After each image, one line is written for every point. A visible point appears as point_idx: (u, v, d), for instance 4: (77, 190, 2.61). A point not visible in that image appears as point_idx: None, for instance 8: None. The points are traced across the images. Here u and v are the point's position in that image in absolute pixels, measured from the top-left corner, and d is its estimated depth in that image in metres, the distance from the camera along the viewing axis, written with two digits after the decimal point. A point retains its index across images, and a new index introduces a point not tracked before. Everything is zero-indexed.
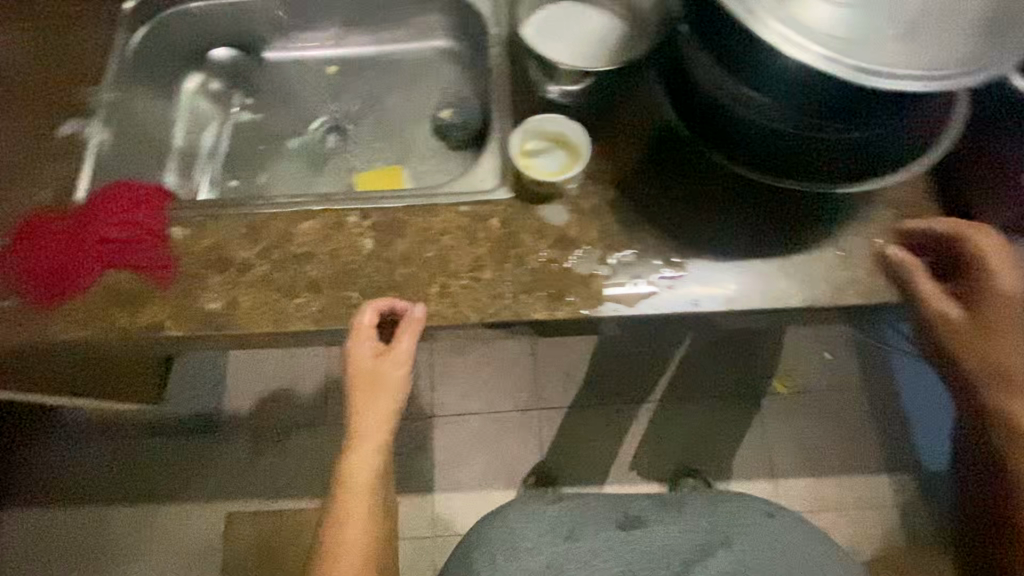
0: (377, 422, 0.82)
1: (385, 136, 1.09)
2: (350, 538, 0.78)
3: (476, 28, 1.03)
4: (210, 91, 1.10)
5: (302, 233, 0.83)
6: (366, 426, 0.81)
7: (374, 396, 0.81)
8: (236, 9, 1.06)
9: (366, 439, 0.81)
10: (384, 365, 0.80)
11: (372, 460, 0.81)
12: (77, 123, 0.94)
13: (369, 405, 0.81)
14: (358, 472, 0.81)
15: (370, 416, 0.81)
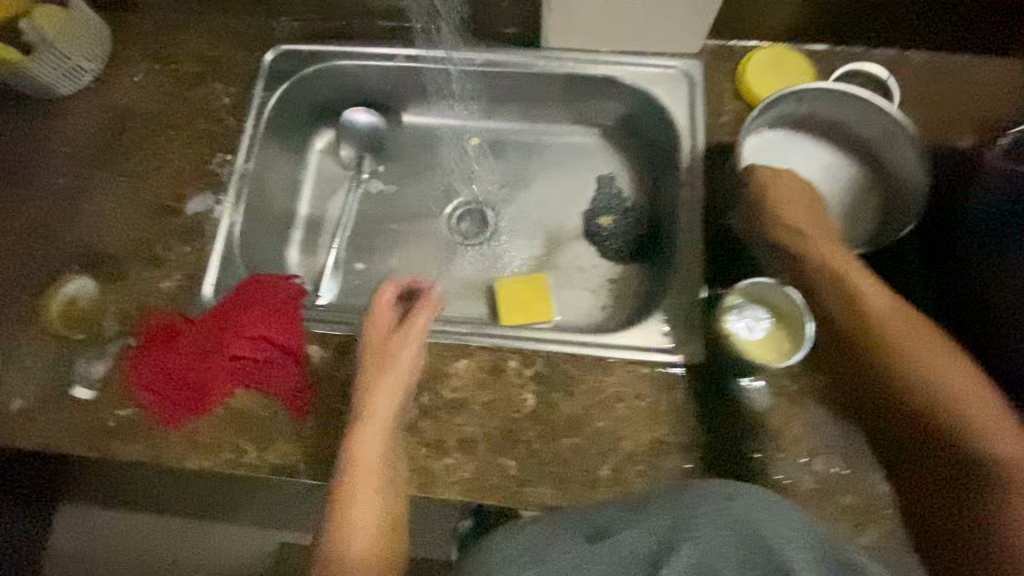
0: (390, 428, 0.67)
1: (528, 229, 0.97)
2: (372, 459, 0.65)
3: (657, 133, 0.89)
4: (341, 154, 0.98)
5: (456, 376, 0.73)
6: (374, 424, 0.67)
7: (385, 392, 0.68)
8: (380, 71, 0.93)
9: (367, 457, 0.65)
10: (410, 352, 0.72)
11: (375, 446, 0.66)
12: (204, 200, 0.82)
13: (360, 443, 0.66)
14: (357, 478, 0.64)
15: (380, 407, 0.68)
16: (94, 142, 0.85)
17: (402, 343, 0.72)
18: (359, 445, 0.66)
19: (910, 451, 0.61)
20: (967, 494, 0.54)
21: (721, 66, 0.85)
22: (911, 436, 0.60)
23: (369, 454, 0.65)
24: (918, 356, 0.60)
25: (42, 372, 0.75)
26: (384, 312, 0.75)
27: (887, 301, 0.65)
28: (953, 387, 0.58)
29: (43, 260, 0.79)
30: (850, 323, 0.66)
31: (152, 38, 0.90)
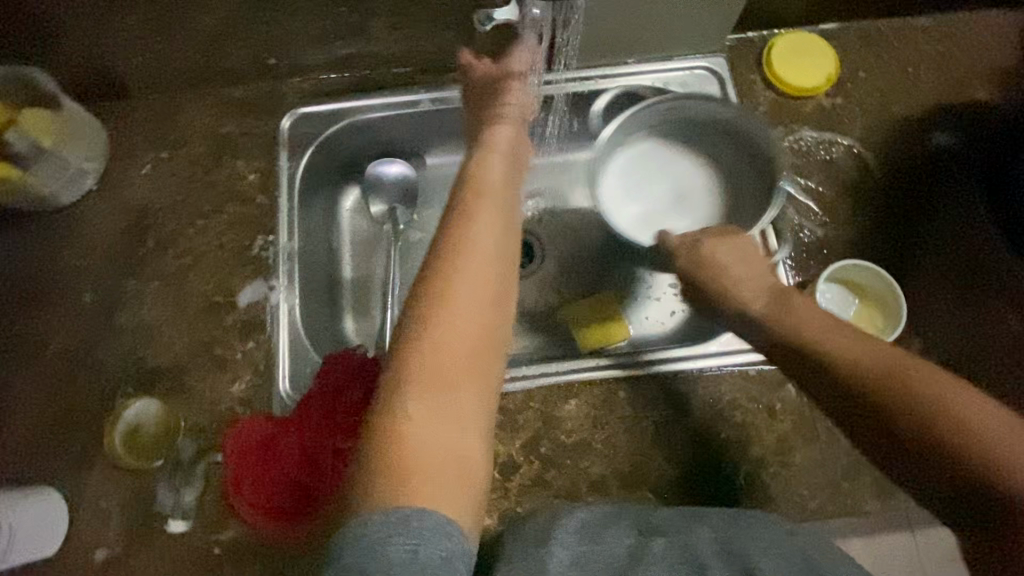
0: (471, 324, 0.48)
1: (580, 249, 0.94)
2: (435, 378, 0.45)
3: (692, 134, 0.89)
4: (370, 209, 0.93)
5: (567, 417, 0.71)
6: (455, 303, 0.48)
7: (462, 278, 0.49)
8: (399, 120, 0.88)
9: (447, 322, 0.47)
10: (492, 228, 0.53)
11: (446, 338, 0.47)
12: (256, 288, 0.77)
13: (456, 295, 0.48)
14: (426, 357, 0.46)
15: (464, 281, 0.49)
16: (115, 248, 0.78)
17: (476, 221, 0.52)
18: (439, 316, 0.47)
19: (912, 479, 0.48)
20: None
21: (745, 59, 0.86)
22: (935, 474, 0.46)
23: (439, 336, 0.46)
24: (987, 421, 0.45)
25: (121, 511, 0.68)
26: (497, 185, 0.58)
27: (808, 314, 0.58)
28: (941, 400, 0.46)
29: (94, 388, 0.73)
30: (869, 377, 0.50)
31: (151, 125, 0.84)
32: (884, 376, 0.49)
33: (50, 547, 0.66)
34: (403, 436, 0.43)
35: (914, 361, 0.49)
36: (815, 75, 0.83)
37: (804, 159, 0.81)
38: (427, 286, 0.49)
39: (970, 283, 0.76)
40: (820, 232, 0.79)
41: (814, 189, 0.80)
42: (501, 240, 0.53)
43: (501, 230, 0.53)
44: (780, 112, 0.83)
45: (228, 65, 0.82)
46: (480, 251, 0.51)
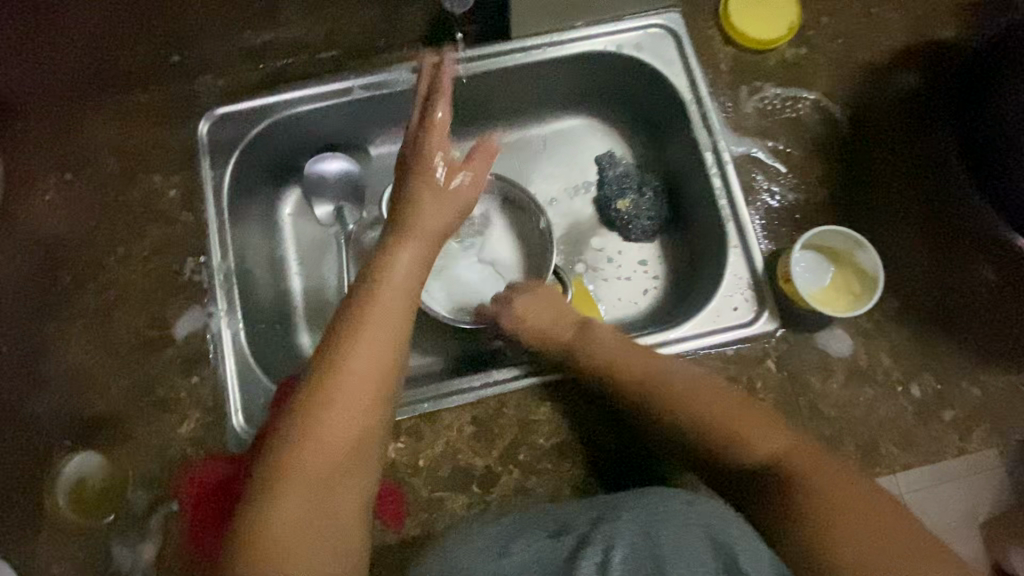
0: (350, 409, 0.53)
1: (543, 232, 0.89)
2: (306, 466, 0.51)
3: (649, 99, 0.84)
4: (314, 212, 0.87)
5: (542, 420, 0.68)
6: (328, 412, 0.52)
7: (333, 397, 0.53)
8: (331, 112, 0.80)
9: (324, 430, 0.52)
10: (375, 322, 0.57)
11: (311, 450, 0.51)
12: (193, 317, 0.70)
13: (320, 426, 0.52)
14: (296, 457, 0.51)
15: (355, 359, 0.54)
16: (27, 288, 0.70)
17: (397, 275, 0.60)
18: (331, 385, 0.53)
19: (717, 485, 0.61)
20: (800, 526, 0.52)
21: (702, 12, 0.80)
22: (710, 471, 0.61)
23: (315, 436, 0.52)
24: (749, 426, 0.60)
25: (76, 573, 0.63)
26: (393, 278, 0.60)
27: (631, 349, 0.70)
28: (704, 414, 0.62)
29: (27, 446, 0.66)
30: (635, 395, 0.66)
31: (50, 144, 0.74)
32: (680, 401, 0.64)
33: None
34: (262, 526, 0.49)
35: (705, 393, 0.64)
36: (778, 23, 0.77)
37: (772, 118, 0.76)
38: (302, 414, 0.53)
39: (936, 227, 0.74)
40: (792, 196, 0.75)
41: (784, 151, 0.76)
42: (382, 333, 0.56)
43: (375, 366, 0.55)
44: (742, 69, 0.78)
45: (126, 67, 0.72)
46: (349, 417, 0.53)
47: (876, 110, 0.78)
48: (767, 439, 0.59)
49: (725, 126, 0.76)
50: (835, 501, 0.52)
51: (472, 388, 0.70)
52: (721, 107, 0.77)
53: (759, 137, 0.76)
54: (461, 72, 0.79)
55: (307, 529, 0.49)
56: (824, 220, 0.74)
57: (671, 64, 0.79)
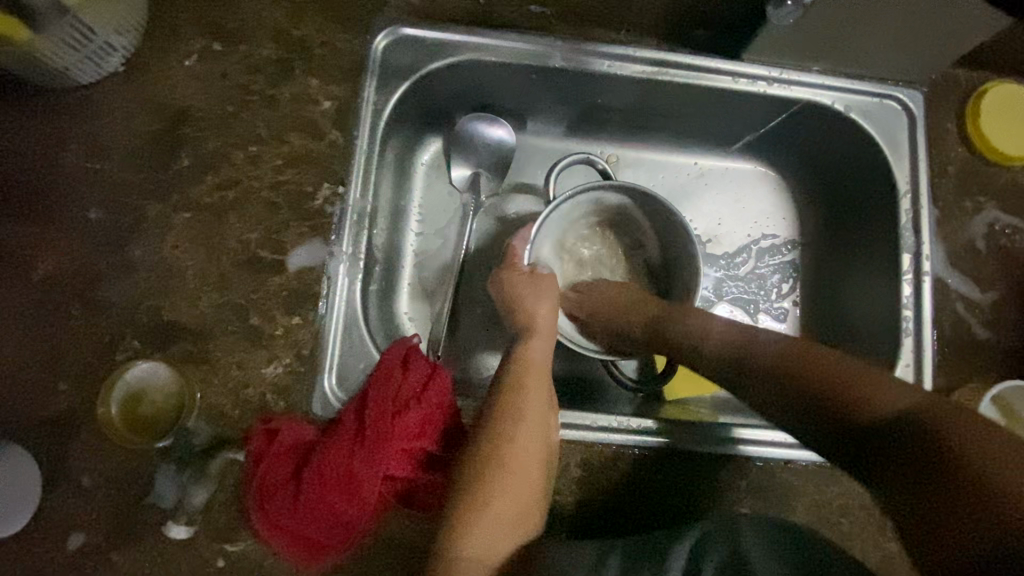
0: (538, 426, 0.56)
1: None
2: (514, 466, 0.53)
3: (849, 174, 0.76)
4: (448, 169, 0.78)
5: (656, 486, 0.61)
6: (511, 460, 0.54)
7: (512, 456, 0.54)
8: (519, 72, 0.70)
9: (518, 438, 0.54)
10: (538, 384, 0.59)
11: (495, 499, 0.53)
12: (313, 251, 0.61)
13: (501, 479, 0.53)
14: (504, 453, 0.54)
15: (534, 382, 0.58)
16: (138, 158, 0.61)
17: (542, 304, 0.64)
18: (521, 401, 0.57)
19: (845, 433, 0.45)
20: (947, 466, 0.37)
21: (946, 101, 0.71)
22: (836, 429, 0.46)
23: (515, 439, 0.54)
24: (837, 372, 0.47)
25: (109, 492, 0.55)
26: (545, 350, 0.61)
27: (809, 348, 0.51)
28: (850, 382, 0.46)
29: (89, 335, 0.57)
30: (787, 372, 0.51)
31: (206, 2, 0.64)
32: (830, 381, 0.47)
33: (14, 525, 0.53)
34: (477, 512, 0.52)
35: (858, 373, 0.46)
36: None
37: (982, 242, 0.69)
38: (477, 463, 0.54)
39: None
40: (981, 330, 0.67)
41: (983, 279, 0.68)
42: (541, 398, 0.58)
43: (541, 432, 0.56)
44: (969, 177, 0.70)
45: None
46: (520, 464, 0.54)
47: None
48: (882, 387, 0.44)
49: (933, 233, 0.69)
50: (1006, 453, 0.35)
51: (588, 425, 0.62)
52: (934, 212, 0.69)
53: (962, 255, 0.69)
54: (672, 77, 0.70)
55: (508, 521, 0.53)
56: (1008, 368, 0.67)
57: (896, 147, 0.70)
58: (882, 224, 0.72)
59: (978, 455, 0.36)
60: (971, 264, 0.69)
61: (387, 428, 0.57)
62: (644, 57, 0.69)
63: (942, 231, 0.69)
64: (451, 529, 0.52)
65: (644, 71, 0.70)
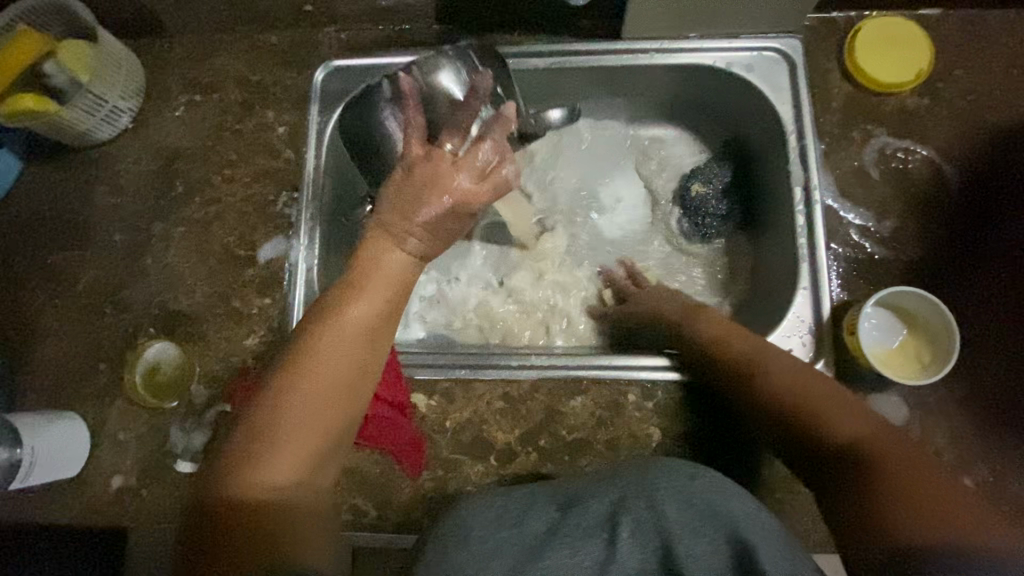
0: (349, 357, 0.54)
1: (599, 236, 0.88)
2: (311, 394, 0.52)
3: (749, 122, 0.81)
4: None
5: (571, 415, 0.69)
6: (310, 386, 0.52)
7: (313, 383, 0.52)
8: None
9: (322, 366, 0.53)
10: (367, 313, 0.56)
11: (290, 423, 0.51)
12: (276, 245, 0.76)
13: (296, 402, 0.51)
14: (308, 379, 0.52)
15: (357, 311, 0.55)
16: (145, 190, 0.79)
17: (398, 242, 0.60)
18: (338, 326, 0.55)
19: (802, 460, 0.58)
20: (858, 496, 0.52)
21: (824, 43, 0.77)
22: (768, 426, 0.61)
23: (317, 366, 0.53)
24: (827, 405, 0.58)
25: (138, 442, 0.72)
26: (380, 283, 0.58)
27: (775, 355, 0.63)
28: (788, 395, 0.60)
29: (118, 326, 0.75)
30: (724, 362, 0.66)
31: (188, 66, 0.83)
32: (805, 412, 0.58)
33: (71, 471, 0.70)
34: (263, 439, 0.50)
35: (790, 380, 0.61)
36: (903, 67, 0.73)
37: (874, 166, 0.73)
38: (281, 385, 0.52)
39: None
40: (878, 248, 0.71)
41: (878, 200, 0.72)
42: (356, 339, 0.55)
43: (345, 364, 0.54)
44: (853, 109, 0.75)
45: (266, 7, 0.79)
46: (321, 396, 0.52)
47: (1000, 179, 0.71)
48: (842, 416, 0.56)
49: (821, 164, 0.73)
50: (906, 492, 0.50)
51: (507, 365, 0.71)
52: (820, 146, 0.74)
53: (854, 181, 0.73)
54: (564, 64, 0.80)
55: (293, 452, 0.51)
56: (910, 281, 0.70)
57: (777, 92, 0.76)
58: (776, 164, 0.77)
59: (886, 518, 0.50)
60: (866, 188, 0.72)
61: None
62: (537, 50, 0.80)
63: (831, 162, 0.73)
64: (248, 451, 0.50)
65: (540, 63, 0.80)
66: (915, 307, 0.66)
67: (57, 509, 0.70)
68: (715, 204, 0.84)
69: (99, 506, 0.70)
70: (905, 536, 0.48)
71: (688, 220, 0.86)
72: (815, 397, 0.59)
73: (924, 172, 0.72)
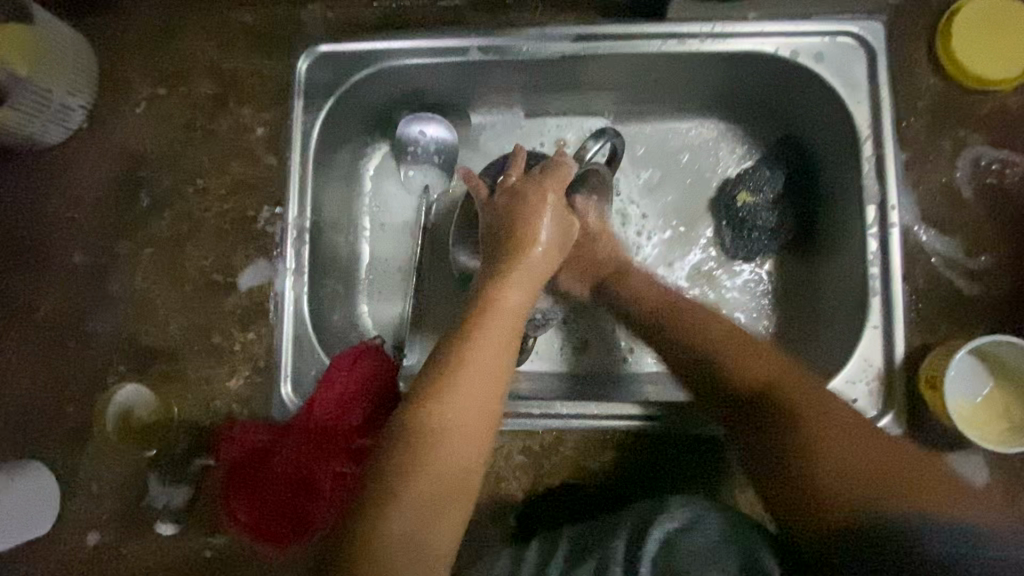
0: (499, 357, 0.51)
1: (633, 247, 0.76)
2: (473, 395, 0.49)
3: (812, 121, 0.68)
4: (394, 170, 0.77)
5: (601, 468, 0.62)
6: (467, 383, 0.49)
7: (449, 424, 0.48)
8: (440, 70, 0.69)
9: (479, 366, 0.50)
10: (518, 307, 0.54)
11: (438, 465, 0.47)
12: (259, 270, 0.66)
13: (440, 445, 0.48)
14: (463, 378, 0.49)
15: (513, 304, 0.53)
16: (105, 203, 0.68)
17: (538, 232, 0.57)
18: (490, 320, 0.52)
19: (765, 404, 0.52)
20: (814, 477, 0.47)
21: (909, 29, 0.64)
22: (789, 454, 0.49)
23: (476, 364, 0.50)
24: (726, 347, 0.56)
25: (112, 496, 0.64)
26: (507, 320, 0.53)
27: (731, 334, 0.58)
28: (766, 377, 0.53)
29: (84, 363, 0.66)
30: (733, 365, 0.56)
31: (147, 52, 0.70)
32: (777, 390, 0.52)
33: (39, 530, 0.62)
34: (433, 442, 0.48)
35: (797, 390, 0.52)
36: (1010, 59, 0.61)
37: (966, 183, 0.62)
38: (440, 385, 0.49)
39: None
40: (964, 281, 0.61)
41: (967, 224, 0.61)
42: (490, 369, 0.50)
43: (501, 361, 0.51)
44: (943, 110, 0.63)
45: None
46: (464, 437, 0.48)
47: None
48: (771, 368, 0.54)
49: (900, 178, 0.62)
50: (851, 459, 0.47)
51: (530, 414, 0.62)
52: (901, 156, 0.62)
53: (938, 200, 0.62)
54: (595, 51, 0.66)
55: (456, 455, 0.48)
56: (1000, 321, 0.60)
57: (853, 88, 0.63)
58: (844, 173, 0.65)
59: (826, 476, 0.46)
60: (953, 209, 0.61)
61: (330, 426, 0.63)
62: (562, 33, 0.66)
63: (913, 176, 0.62)
64: (411, 458, 0.47)
65: (566, 49, 0.67)
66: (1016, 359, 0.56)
67: (28, 570, 0.63)
68: (765, 216, 0.71)
69: (76, 565, 0.63)
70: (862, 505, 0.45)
71: (733, 234, 0.72)
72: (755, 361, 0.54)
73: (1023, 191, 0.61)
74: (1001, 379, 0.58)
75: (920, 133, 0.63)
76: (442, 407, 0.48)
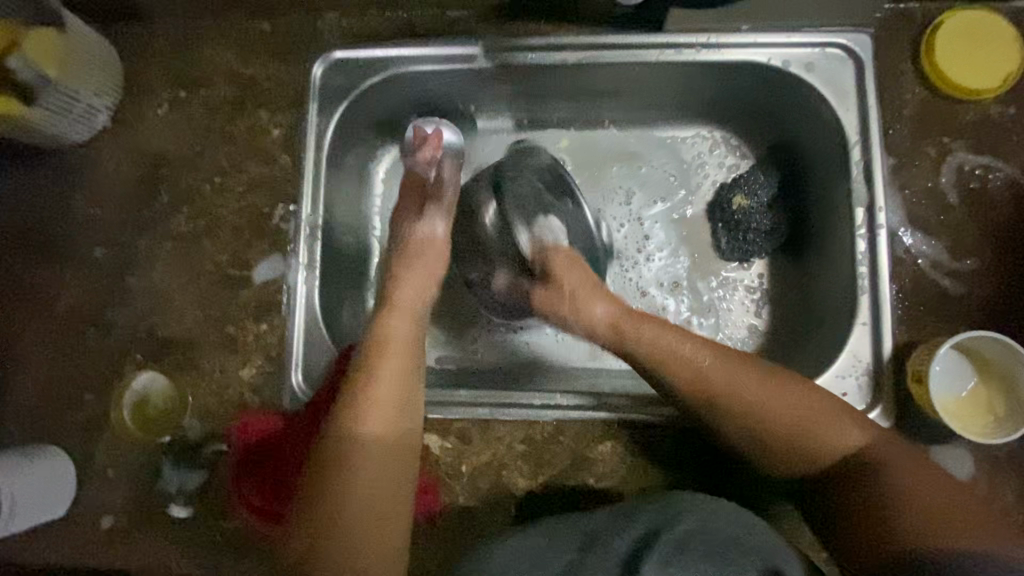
0: (393, 391, 0.58)
1: (632, 245, 0.79)
2: (372, 429, 0.56)
3: (802, 128, 0.72)
4: (404, 171, 0.80)
5: (598, 459, 0.64)
6: (367, 416, 0.57)
7: (361, 467, 0.55)
8: (448, 76, 0.73)
9: (373, 401, 0.57)
10: (399, 337, 0.61)
11: (345, 490, 0.55)
12: (273, 264, 0.69)
13: (355, 480, 0.55)
14: (360, 414, 0.56)
15: (397, 335, 0.61)
16: (127, 200, 0.71)
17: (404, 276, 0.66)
18: (377, 361, 0.59)
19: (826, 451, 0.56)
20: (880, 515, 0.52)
21: (895, 42, 0.67)
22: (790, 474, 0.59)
23: (370, 401, 0.57)
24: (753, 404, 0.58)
25: (127, 481, 0.66)
26: (398, 356, 0.60)
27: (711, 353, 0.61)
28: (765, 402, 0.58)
29: (103, 352, 0.69)
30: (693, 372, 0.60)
31: (170, 57, 0.73)
32: (752, 411, 0.58)
33: (56, 512, 0.65)
34: (338, 476, 0.55)
35: (797, 401, 0.58)
36: (992, 70, 0.64)
37: (950, 187, 0.64)
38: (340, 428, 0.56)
39: None
40: (948, 280, 0.63)
41: (951, 226, 0.64)
42: (394, 399, 0.58)
43: (393, 393, 0.58)
44: (928, 118, 0.66)
45: None
46: (364, 465, 0.55)
47: None
48: (843, 430, 0.56)
49: (887, 181, 0.65)
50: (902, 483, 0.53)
51: (532, 405, 0.65)
52: (887, 161, 0.65)
53: (923, 202, 0.64)
54: (595, 60, 0.70)
55: (371, 483, 0.55)
56: (983, 318, 0.62)
57: (841, 96, 0.66)
58: (834, 176, 0.68)
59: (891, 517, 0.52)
60: (938, 211, 0.64)
61: (338, 415, 0.65)
62: (564, 43, 0.70)
63: (899, 180, 0.65)
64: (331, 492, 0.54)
65: (568, 58, 0.70)
66: (998, 353, 0.59)
67: (44, 552, 0.65)
68: (759, 219, 0.74)
69: (89, 548, 0.65)
70: (921, 547, 0.50)
71: (728, 237, 0.75)
72: (779, 426, 0.57)
73: (1005, 194, 0.64)
74: (984, 374, 0.60)
75: (905, 139, 0.66)
76: (342, 445, 0.56)
